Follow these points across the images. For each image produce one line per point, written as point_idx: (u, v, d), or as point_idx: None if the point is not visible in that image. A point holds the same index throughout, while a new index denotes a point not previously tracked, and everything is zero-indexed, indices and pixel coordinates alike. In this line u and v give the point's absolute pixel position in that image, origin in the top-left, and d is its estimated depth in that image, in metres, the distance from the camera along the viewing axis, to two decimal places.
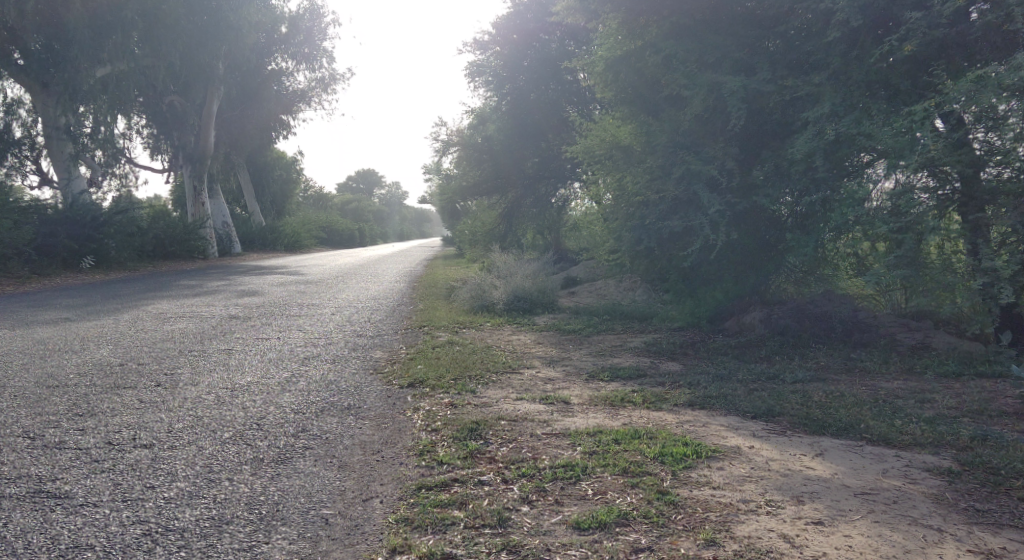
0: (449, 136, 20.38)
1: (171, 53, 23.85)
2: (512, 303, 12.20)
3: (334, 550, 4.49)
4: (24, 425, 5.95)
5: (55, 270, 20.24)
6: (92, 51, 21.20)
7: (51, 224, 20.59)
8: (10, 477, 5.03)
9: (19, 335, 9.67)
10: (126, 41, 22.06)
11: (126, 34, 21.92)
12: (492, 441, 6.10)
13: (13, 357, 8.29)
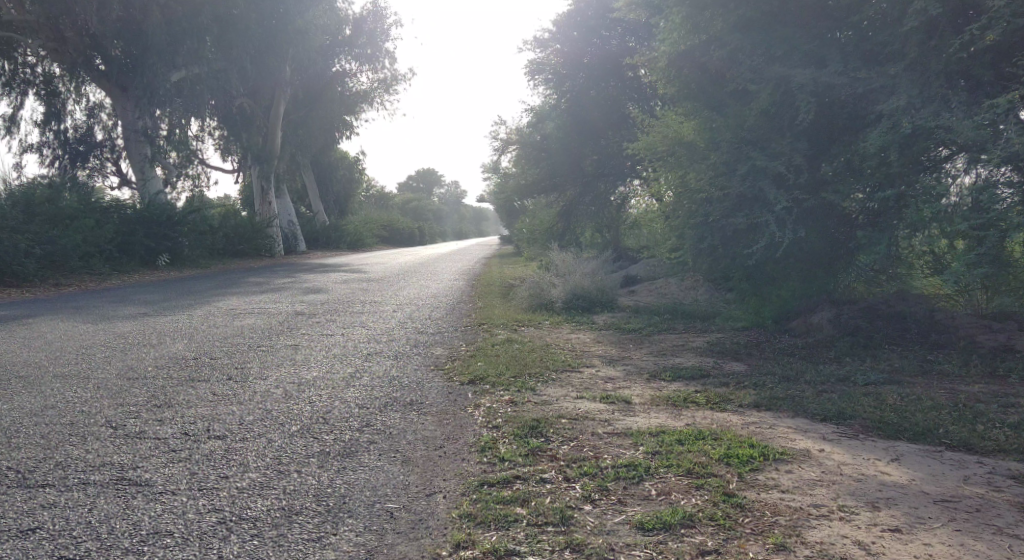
0: (507, 135, 20.30)
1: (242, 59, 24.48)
2: (571, 303, 12.13)
3: (400, 543, 4.52)
4: (106, 415, 6.13)
5: (132, 267, 20.88)
6: (169, 56, 21.76)
7: (129, 223, 21.23)
8: (94, 464, 5.18)
9: (100, 329, 9.99)
10: (201, 47, 22.59)
11: (201, 40, 22.43)
12: (553, 438, 6.08)
13: (96, 350, 8.57)
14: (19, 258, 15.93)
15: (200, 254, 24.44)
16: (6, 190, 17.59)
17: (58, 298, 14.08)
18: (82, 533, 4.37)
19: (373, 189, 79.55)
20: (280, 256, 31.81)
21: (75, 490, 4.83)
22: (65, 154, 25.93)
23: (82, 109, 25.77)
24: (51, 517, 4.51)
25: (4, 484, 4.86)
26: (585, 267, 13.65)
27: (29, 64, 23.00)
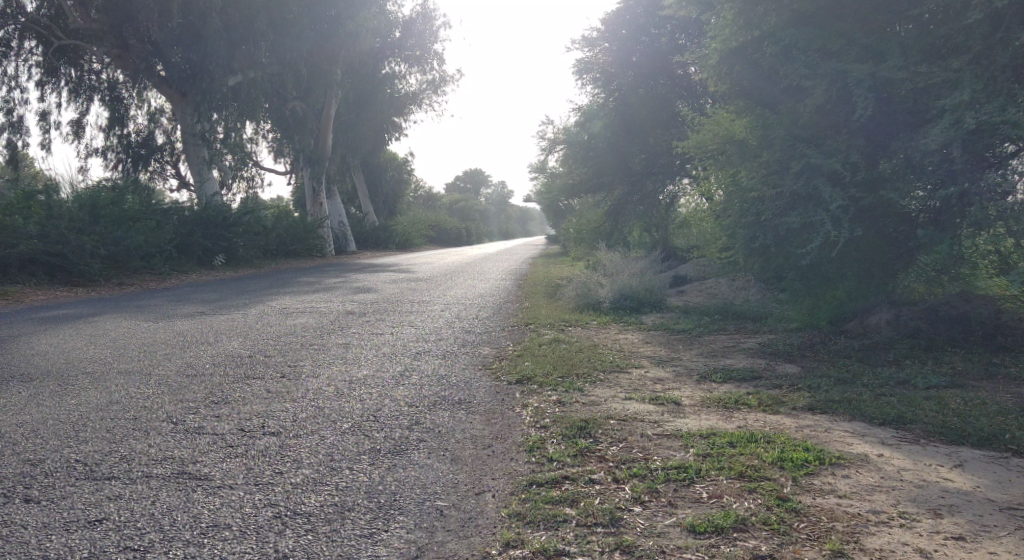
0: (555, 135, 20.22)
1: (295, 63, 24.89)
2: (619, 303, 12.03)
3: (450, 541, 4.52)
4: (167, 411, 6.26)
5: (190, 267, 21.36)
6: (226, 61, 22.18)
7: (188, 224, 21.74)
8: (155, 458, 5.28)
9: (159, 327, 10.20)
10: (256, 51, 22.97)
11: (256, 45, 22.83)
12: (601, 439, 6.03)
13: (156, 348, 8.74)
14: (85, 258, 16.53)
15: (254, 254, 24.92)
16: (73, 192, 18.12)
17: (119, 297, 14.41)
18: (144, 525, 4.44)
19: (421, 190, 80.14)
20: (330, 256, 32.23)
21: (139, 483, 4.92)
22: (129, 158, 26.42)
23: (144, 114, 26.53)
24: (117, 508, 4.60)
25: (72, 476, 4.97)
26: (634, 266, 13.54)
27: (95, 71, 24.07)
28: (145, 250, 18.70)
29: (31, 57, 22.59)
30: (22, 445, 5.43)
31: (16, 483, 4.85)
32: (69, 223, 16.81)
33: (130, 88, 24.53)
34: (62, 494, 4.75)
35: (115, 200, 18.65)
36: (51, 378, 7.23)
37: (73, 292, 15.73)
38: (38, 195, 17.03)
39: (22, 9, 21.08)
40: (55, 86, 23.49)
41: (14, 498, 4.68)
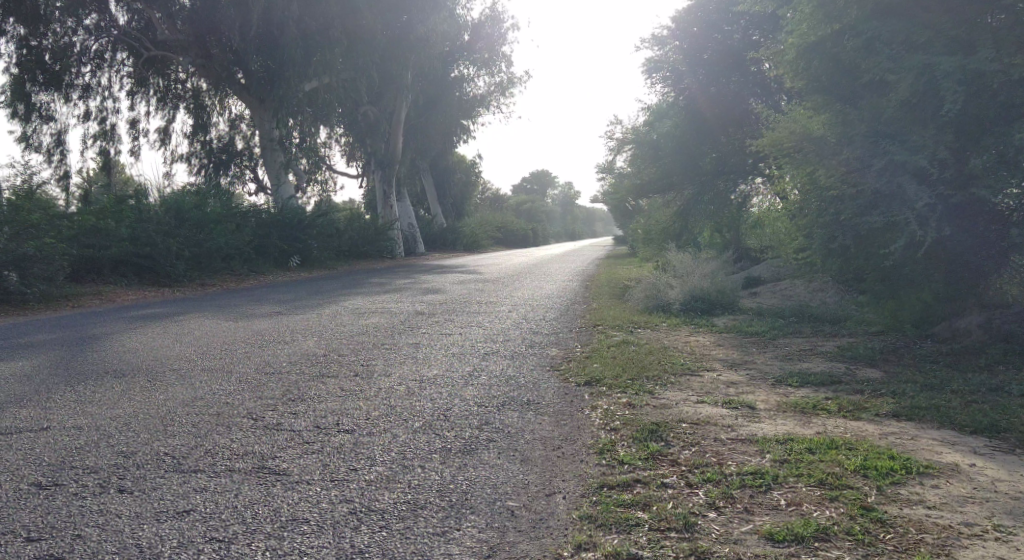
0: (622, 135, 20.03)
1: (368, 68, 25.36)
2: (689, 304, 11.81)
3: (521, 542, 4.47)
4: (247, 407, 6.37)
5: (267, 268, 21.90)
6: (301, 68, 22.63)
7: (265, 226, 22.30)
8: (238, 453, 5.37)
9: (240, 326, 10.41)
10: (330, 57, 23.37)
11: (330, 52, 23.28)
12: (673, 443, 5.91)
13: (235, 346, 8.92)
14: (170, 259, 17.10)
15: (326, 256, 25.40)
16: (160, 196, 18.73)
17: (200, 298, 14.77)
18: (229, 517, 4.50)
19: (489, 192, 80.63)
20: (400, 257, 32.60)
21: (223, 476, 5.00)
22: (211, 163, 27.11)
23: (225, 121, 27.31)
24: (203, 501, 4.67)
25: (162, 469, 5.08)
26: (704, 267, 13.34)
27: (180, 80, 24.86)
28: (225, 252, 19.26)
29: (122, 67, 23.37)
30: (115, 438, 5.58)
31: (110, 474, 4.97)
32: (157, 226, 17.37)
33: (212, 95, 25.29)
34: (153, 485, 4.85)
35: (198, 204, 19.22)
36: (140, 374, 7.44)
37: (159, 292, 16.22)
38: (129, 199, 17.61)
39: (114, 21, 21.88)
40: (144, 95, 24.36)
41: (109, 488, 4.79)
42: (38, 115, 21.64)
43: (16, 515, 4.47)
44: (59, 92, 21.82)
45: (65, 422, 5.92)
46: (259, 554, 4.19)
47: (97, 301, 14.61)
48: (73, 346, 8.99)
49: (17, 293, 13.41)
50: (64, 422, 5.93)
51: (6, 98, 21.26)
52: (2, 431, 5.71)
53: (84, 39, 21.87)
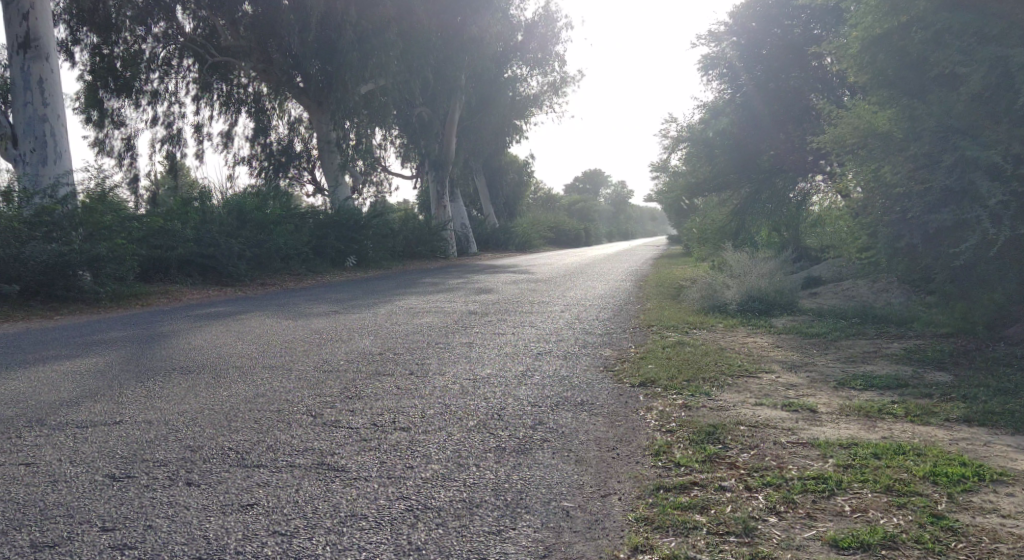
0: (677, 133, 19.82)
1: (424, 71, 25.54)
2: (747, 305, 11.57)
3: (577, 542, 4.41)
4: (306, 404, 6.43)
5: (324, 268, 22.21)
6: (357, 70, 22.89)
7: (322, 227, 22.60)
8: (297, 449, 5.41)
9: (298, 325, 10.54)
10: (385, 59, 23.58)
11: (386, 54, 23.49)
12: (731, 446, 5.78)
13: (295, 344, 9.05)
14: (232, 260, 17.44)
15: (382, 256, 25.64)
16: (222, 198, 19.10)
17: (259, 297, 14.99)
18: (290, 512, 4.53)
19: (541, 192, 80.63)
20: (453, 256, 32.77)
21: (284, 472, 5.04)
22: (271, 164, 27.54)
23: (284, 124, 27.73)
24: (266, 495, 4.71)
25: (226, 463, 5.15)
26: (762, 266, 13.08)
27: (242, 84, 25.33)
28: (284, 252, 19.58)
29: (186, 72, 23.97)
30: (182, 432, 5.67)
31: (178, 467, 5.05)
32: (219, 227, 17.73)
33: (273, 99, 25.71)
34: (218, 478, 4.91)
35: (258, 205, 19.56)
36: (204, 371, 7.57)
37: (222, 292, 16.50)
38: (194, 201, 18.03)
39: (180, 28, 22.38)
40: (208, 100, 24.89)
41: (177, 481, 4.86)
42: (109, 120, 22.52)
43: (91, 505, 4.55)
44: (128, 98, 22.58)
45: (135, 416, 6.04)
46: (320, 548, 4.21)
47: (164, 300, 14.93)
48: (141, 344, 9.18)
49: (89, 292, 13.78)
50: (135, 416, 6.05)
51: (80, 104, 22.34)
52: (77, 424, 5.85)
53: (152, 47, 22.43)
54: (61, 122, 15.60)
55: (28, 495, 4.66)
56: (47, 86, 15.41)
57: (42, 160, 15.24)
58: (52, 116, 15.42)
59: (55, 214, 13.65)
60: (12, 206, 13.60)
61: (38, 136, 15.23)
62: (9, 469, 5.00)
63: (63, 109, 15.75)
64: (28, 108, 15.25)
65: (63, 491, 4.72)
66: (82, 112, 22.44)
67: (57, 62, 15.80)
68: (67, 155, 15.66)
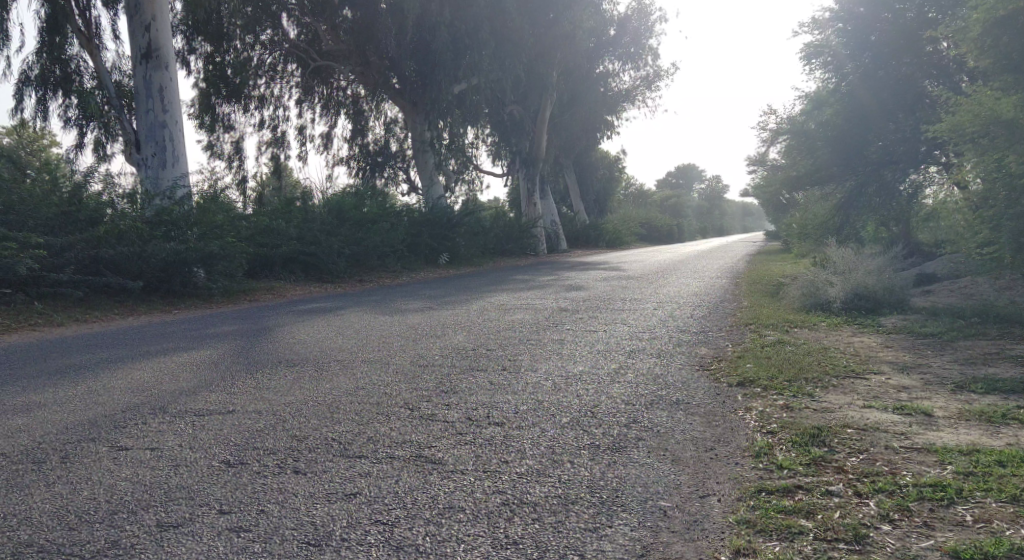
0: (776, 126, 19.23)
1: (516, 69, 25.57)
2: (852, 303, 11.08)
3: (676, 543, 4.27)
4: (404, 397, 6.46)
5: (418, 265, 22.49)
6: (451, 68, 23.11)
7: (416, 225, 22.90)
8: (396, 441, 5.42)
9: (395, 320, 10.66)
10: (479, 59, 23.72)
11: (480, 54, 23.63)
12: (839, 449, 5.50)
13: (393, 338, 9.15)
14: (331, 257, 17.84)
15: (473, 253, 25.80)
16: (322, 198, 19.56)
17: (356, 294, 15.27)
18: (391, 502, 4.53)
19: (631, 189, 79.79)
20: (542, 253, 32.73)
21: (384, 463, 5.06)
22: (367, 166, 28.19)
23: (381, 124, 28.24)
24: (367, 485, 4.73)
25: (331, 452, 5.20)
26: (868, 263, 12.51)
27: (342, 87, 25.87)
28: (380, 249, 19.90)
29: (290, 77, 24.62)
30: (289, 422, 5.77)
31: (286, 455, 5.13)
32: (320, 225, 18.15)
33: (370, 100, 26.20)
34: (323, 468, 4.96)
35: (356, 203, 19.93)
36: (308, 364, 7.71)
37: (323, 289, 16.89)
38: (296, 201, 18.53)
39: (285, 34, 23.03)
40: (310, 103, 25.52)
41: (285, 469, 4.94)
42: (221, 124, 23.16)
43: (208, 489, 4.66)
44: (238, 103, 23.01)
45: (246, 406, 6.18)
46: (420, 538, 4.20)
47: (269, 296, 15.37)
48: (248, 338, 9.42)
49: (202, 288, 14.29)
50: (246, 406, 6.20)
51: (195, 110, 23.03)
52: (194, 412, 6.02)
53: (260, 54, 23.14)
54: (178, 127, 16.25)
55: (153, 479, 4.80)
56: (167, 94, 16.05)
57: (162, 164, 15.94)
58: (171, 122, 16.07)
59: (173, 215, 14.25)
60: (135, 208, 14.21)
61: (158, 141, 15.92)
62: (135, 453, 5.18)
63: (181, 115, 16.39)
64: (150, 115, 15.93)
65: (184, 475, 4.85)
66: (196, 116, 23.15)
67: (177, 70, 16.44)
68: (184, 158, 16.32)
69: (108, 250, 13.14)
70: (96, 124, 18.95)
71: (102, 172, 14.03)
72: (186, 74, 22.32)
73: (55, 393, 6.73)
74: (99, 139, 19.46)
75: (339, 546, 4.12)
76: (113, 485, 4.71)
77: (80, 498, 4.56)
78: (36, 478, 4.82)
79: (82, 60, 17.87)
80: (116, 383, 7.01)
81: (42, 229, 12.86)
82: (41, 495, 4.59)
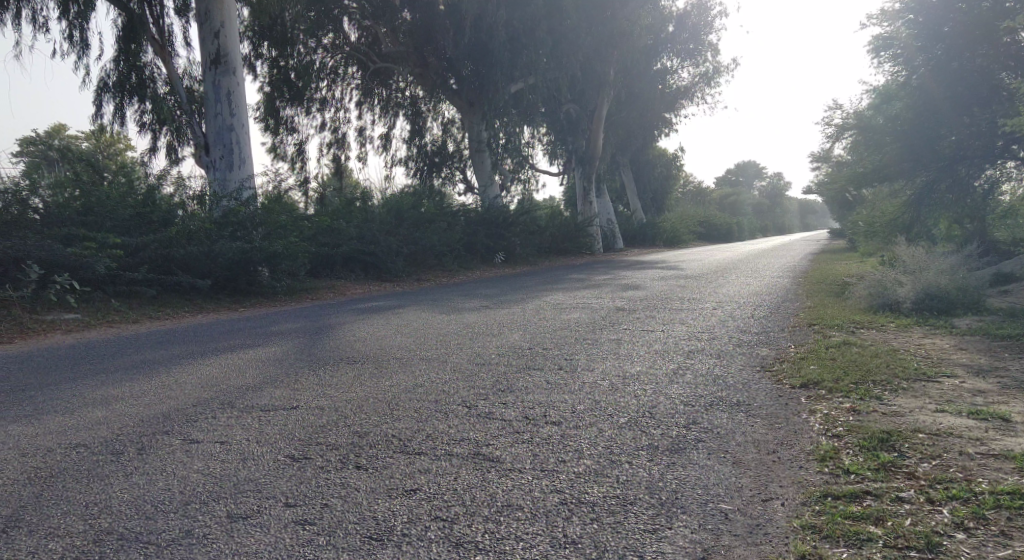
0: (842, 122, 18.75)
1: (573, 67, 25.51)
2: (923, 304, 10.72)
3: (738, 547, 4.15)
4: (461, 395, 6.43)
5: (475, 265, 22.56)
6: (509, 67, 23.13)
7: (473, 224, 22.97)
8: (454, 439, 5.39)
9: (451, 319, 10.64)
10: (536, 58, 23.69)
11: (537, 53, 23.62)
12: (910, 454, 5.29)
13: (450, 337, 9.13)
14: (390, 256, 18.01)
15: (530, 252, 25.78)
16: (381, 198, 19.74)
17: (414, 292, 15.35)
18: (450, 499, 4.51)
19: (689, 187, 78.86)
20: (598, 253, 32.53)
21: (443, 460, 5.04)
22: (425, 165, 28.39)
23: (438, 125, 28.40)
24: (427, 481, 4.71)
25: (391, 448, 5.21)
26: (938, 262, 12.06)
27: (401, 89, 26.08)
28: (437, 247, 19.99)
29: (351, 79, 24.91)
30: (351, 419, 5.80)
31: (348, 451, 5.15)
32: (379, 224, 18.32)
33: (428, 101, 26.35)
34: (384, 463, 4.97)
35: (414, 203, 20.07)
36: (368, 362, 7.74)
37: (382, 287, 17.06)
38: (356, 201, 18.76)
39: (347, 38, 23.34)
40: (370, 105, 25.78)
41: (347, 464, 4.95)
42: (284, 127, 23.54)
43: (275, 483, 4.70)
44: (301, 106, 23.38)
45: (310, 402, 6.24)
46: (479, 536, 4.16)
47: (331, 295, 15.58)
48: (310, 335, 9.52)
49: (267, 288, 14.53)
50: (309, 402, 6.25)
51: (259, 113, 23.42)
52: (261, 408, 6.09)
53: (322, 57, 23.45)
54: (245, 130, 16.56)
55: (223, 471, 4.86)
56: (234, 98, 16.36)
57: (229, 166, 16.29)
58: (238, 125, 16.38)
59: (239, 215, 14.53)
60: (203, 209, 14.61)
61: (225, 144, 16.26)
62: (207, 446, 5.26)
63: (248, 118, 16.69)
64: (217, 119, 16.26)
65: (253, 468, 4.90)
66: (261, 119, 23.55)
67: (244, 75, 16.74)
68: (250, 160, 16.63)
69: (178, 250, 13.43)
70: (168, 128, 19.43)
71: (173, 175, 14.44)
72: (252, 78, 22.72)
73: (131, 387, 6.88)
74: (171, 143, 19.95)
75: (401, 541, 4.10)
76: (186, 476, 4.78)
77: (156, 488, 4.64)
78: (115, 468, 4.93)
79: (155, 67, 18.35)
80: (189, 378, 7.14)
81: (118, 229, 13.23)
82: (121, 485, 4.68)
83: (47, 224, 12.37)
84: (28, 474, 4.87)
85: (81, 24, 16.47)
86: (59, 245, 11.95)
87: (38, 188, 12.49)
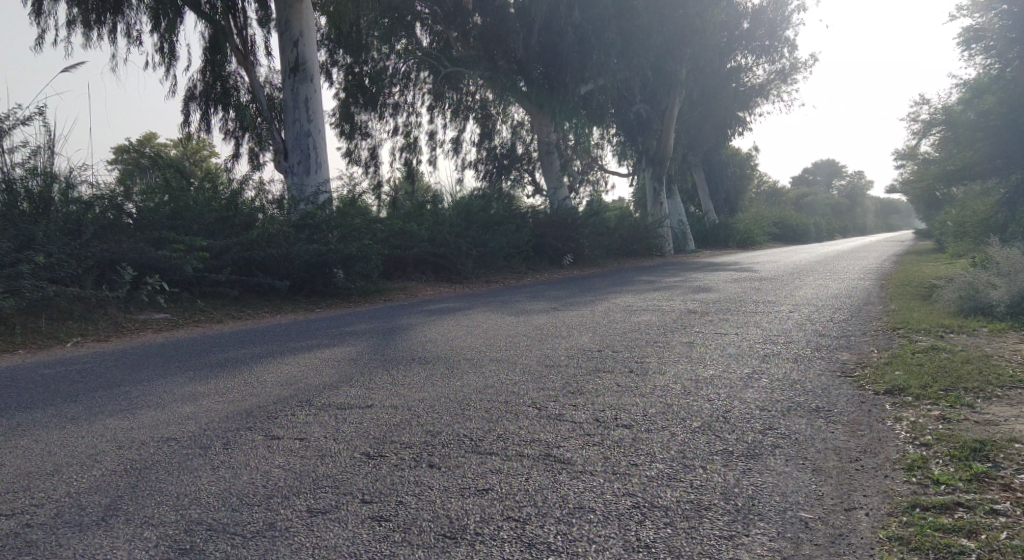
0: (930, 117, 18.07)
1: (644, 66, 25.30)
2: (1018, 308, 10.22)
3: (822, 556, 3.99)
4: (531, 396, 6.39)
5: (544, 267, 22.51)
6: (580, 68, 23.06)
7: (542, 226, 22.95)
8: (525, 440, 5.35)
9: (521, 320, 10.62)
10: (606, 58, 23.56)
11: (608, 53, 23.50)
12: (1004, 465, 5.02)
13: (520, 338, 9.09)
14: (460, 256, 18.11)
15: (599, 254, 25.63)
16: (452, 200, 19.87)
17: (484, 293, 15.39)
18: (522, 500, 4.45)
19: (762, 187, 77.26)
20: (669, 255, 32.14)
21: (514, 461, 4.99)
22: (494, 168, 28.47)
23: (508, 128, 28.46)
24: (498, 481, 4.68)
25: (463, 448, 5.19)
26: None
27: (472, 92, 26.23)
28: (507, 248, 20.01)
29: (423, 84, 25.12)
30: (423, 418, 5.80)
31: (422, 450, 5.15)
32: (450, 226, 18.44)
33: (499, 103, 26.45)
34: (456, 463, 4.95)
35: (484, 204, 20.14)
36: (439, 362, 7.76)
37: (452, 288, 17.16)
38: (427, 203, 18.92)
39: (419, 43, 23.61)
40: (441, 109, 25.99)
41: (420, 462, 4.96)
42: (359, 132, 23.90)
43: (352, 479, 4.73)
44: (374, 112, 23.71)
45: (384, 401, 6.27)
46: (551, 537, 4.10)
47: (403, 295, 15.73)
48: (382, 335, 9.61)
49: (341, 288, 14.75)
50: (383, 401, 6.28)
51: (335, 119, 23.83)
52: (337, 406, 6.15)
53: (395, 63, 23.72)
54: (321, 135, 16.85)
55: (303, 467, 4.92)
56: (312, 104, 16.68)
57: (306, 170, 16.61)
58: (315, 130, 16.68)
59: (315, 218, 14.80)
60: (282, 212, 14.94)
61: (302, 149, 16.59)
62: (287, 443, 5.33)
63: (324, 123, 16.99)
64: (296, 124, 16.61)
65: (331, 465, 4.94)
66: (336, 125, 23.96)
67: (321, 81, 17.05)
68: (326, 165, 16.91)
69: (258, 252, 13.74)
70: (250, 135, 19.95)
71: (254, 179, 14.78)
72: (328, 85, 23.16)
73: (216, 384, 7.04)
74: (253, 149, 20.45)
75: (474, 540, 4.07)
76: (268, 471, 4.85)
77: (240, 481, 4.72)
78: (202, 462, 5.03)
79: (239, 76, 18.88)
80: (268, 376, 7.27)
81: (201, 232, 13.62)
82: (208, 477, 4.78)
83: (139, 227, 12.81)
84: (122, 465, 5.01)
85: (169, 36, 17.04)
86: (149, 247, 12.35)
87: (130, 194, 13.01)
